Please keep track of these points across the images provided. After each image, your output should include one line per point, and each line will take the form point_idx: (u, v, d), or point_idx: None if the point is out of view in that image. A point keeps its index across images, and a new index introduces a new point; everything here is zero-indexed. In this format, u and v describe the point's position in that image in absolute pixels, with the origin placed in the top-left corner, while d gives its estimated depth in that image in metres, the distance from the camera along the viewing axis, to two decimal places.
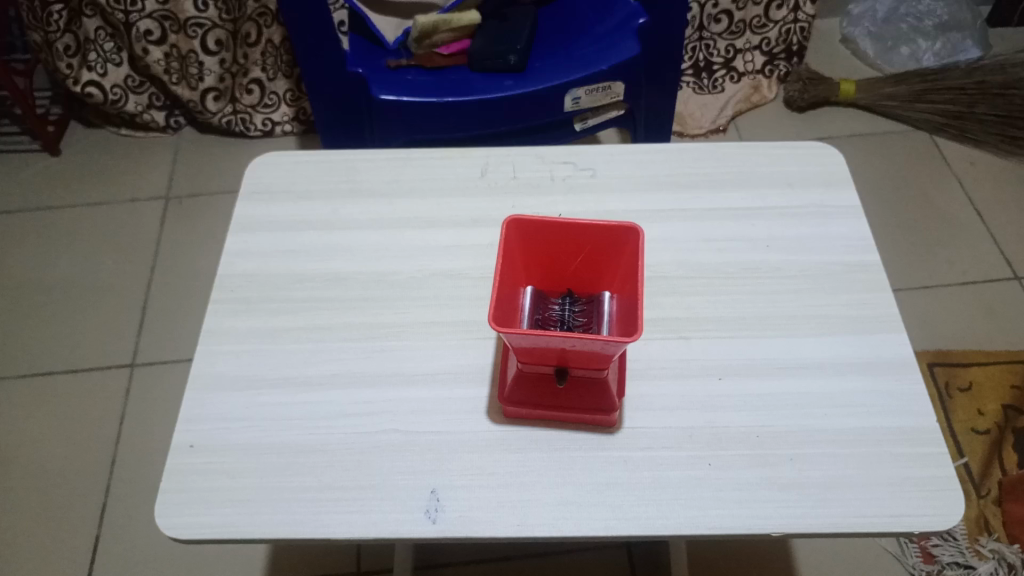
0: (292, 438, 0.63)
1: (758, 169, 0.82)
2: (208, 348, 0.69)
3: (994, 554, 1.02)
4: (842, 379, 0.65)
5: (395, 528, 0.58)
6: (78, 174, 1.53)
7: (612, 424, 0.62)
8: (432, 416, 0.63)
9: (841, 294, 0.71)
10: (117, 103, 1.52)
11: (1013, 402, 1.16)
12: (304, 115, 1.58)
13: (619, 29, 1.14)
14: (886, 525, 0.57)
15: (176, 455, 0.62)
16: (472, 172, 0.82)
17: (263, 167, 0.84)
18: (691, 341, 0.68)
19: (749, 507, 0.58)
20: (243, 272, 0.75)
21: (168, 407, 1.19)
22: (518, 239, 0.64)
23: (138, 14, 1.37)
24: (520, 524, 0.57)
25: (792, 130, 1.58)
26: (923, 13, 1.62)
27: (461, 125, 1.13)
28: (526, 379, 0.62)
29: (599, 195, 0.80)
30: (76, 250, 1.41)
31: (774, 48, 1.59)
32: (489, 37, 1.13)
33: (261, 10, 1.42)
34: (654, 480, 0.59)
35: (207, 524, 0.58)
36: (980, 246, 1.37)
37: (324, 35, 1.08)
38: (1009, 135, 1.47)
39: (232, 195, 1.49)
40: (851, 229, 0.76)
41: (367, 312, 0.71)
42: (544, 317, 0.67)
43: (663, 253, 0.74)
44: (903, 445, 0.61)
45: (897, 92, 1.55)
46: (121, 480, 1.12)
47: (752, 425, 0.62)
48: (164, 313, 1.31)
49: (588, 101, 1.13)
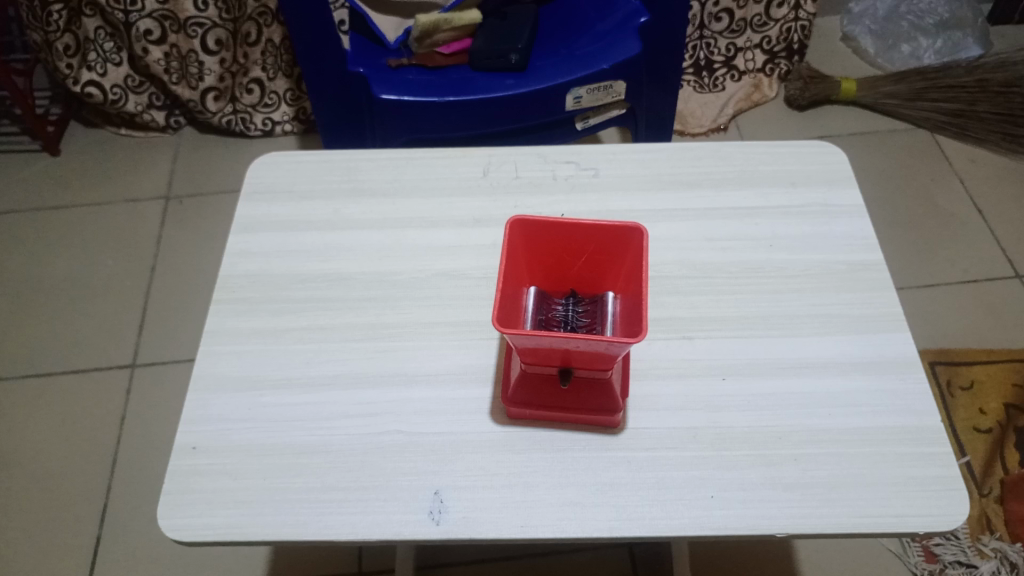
0: (295, 438, 0.63)
1: (761, 168, 0.82)
2: (210, 349, 0.69)
3: (996, 553, 1.02)
4: (846, 379, 0.65)
5: (398, 529, 0.57)
6: (78, 173, 1.53)
7: (616, 425, 0.62)
8: (435, 417, 0.63)
9: (845, 293, 0.71)
10: (116, 103, 1.52)
11: (1015, 400, 1.16)
12: (304, 115, 1.58)
13: (620, 27, 1.13)
14: (891, 526, 0.57)
15: (179, 457, 0.62)
16: (473, 172, 0.82)
17: (264, 167, 0.83)
18: (695, 341, 0.67)
19: (754, 507, 0.58)
20: (245, 272, 0.74)
21: (170, 408, 1.19)
22: (521, 238, 0.64)
23: (138, 14, 1.36)
24: (524, 525, 0.57)
25: (793, 129, 1.57)
26: (924, 11, 1.63)
27: (462, 125, 1.12)
28: (529, 380, 0.62)
29: (601, 194, 0.79)
30: (76, 250, 1.41)
31: (775, 46, 1.59)
32: (489, 35, 1.13)
33: (262, 9, 1.42)
34: (658, 481, 0.59)
35: (210, 526, 0.58)
36: (981, 244, 1.37)
37: (325, 34, 1.08)
38: (1010, 133, 1.47)
39: (234, 195, 1.49)
40: (853, 228, 0.76)
41: (371, 313, 0.71)
42: (547, 318, 0.67)
43: (666, 252, 0.74)
44: (906, 445, 0.61)
45: (898, 91, 1.54)
46: (123, 480, 1.12)
47: (755, 424, 0.62)
48: (165, 313, 1.31)
49: (589, 100, 1.13)
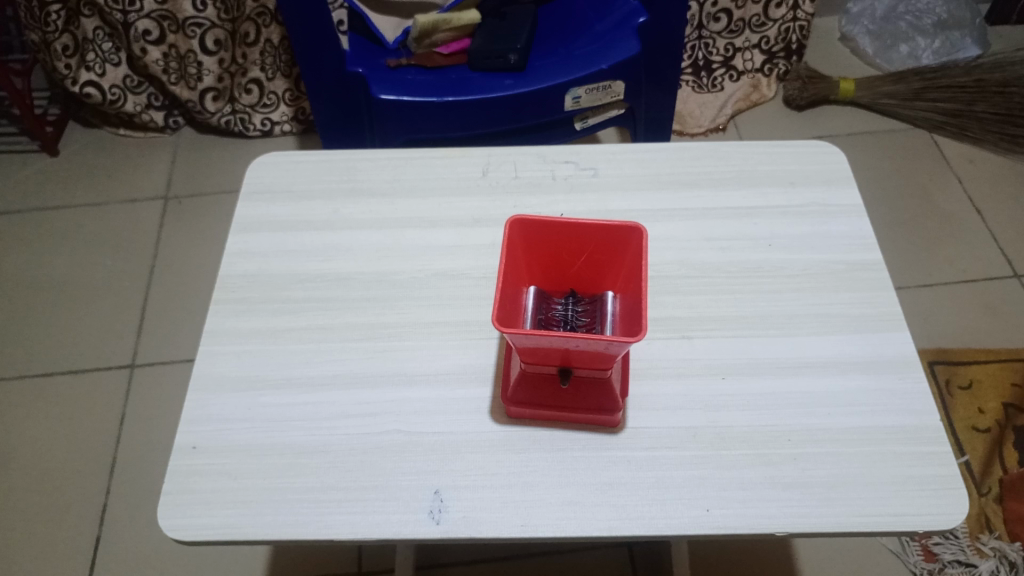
0: (295, 438, 0.63)
1: (759, 168, 0.82)
2: (209, 349, 0.69)
3: (995, 552, 1.02)
4: (845, 378, 0.65)
5: (398, 529, 0.57)
6: (78, 174, 1.53)
7: (615, 424, 0.62)
8: (435, 416, 0.63)
9: (844, 293, 0.71)
10: (115, 104, 1.52)
11: (1014, 400, 1.16)
12: (303, 115, 1.58)
13: (619, 27, 1.13)
14: (890, 525, 0.57)
15: (178, 457, 0.62)
16: (473, 172, 0.82)
17: (263, 167, 0.83)
18: (694, 341, 0.67)
19: (754, 506, 0.58)
20: (244, 272, 0.74)
21: (169, 408, 1.19)
22: (521, 238, 0.64)
23: (137, 14, 1.36)
24: (524, 524, 0.57)
25: (791, 129, 1.58)
26: (922, 11, 1.63)
27: (461, 125, 1.12)
28: (529, 380, 0.62)
29: (601, 194, 0.80)
30: (76, 249, 1.41)
31: (774, 46, 1.59)
32: (488, 35, 1.13)
33: (260, 10, 1.42)
34: (657, 480, 0.59)
35: (210, 526, 0.58)
36: (980, 244, 1.37)
37: (323, 34, 1.08)
38: (1009, 134, 1.47)
39: (233, 195, 1.49)
40: (852, 227, 0.76)
41: (370, 313, 0.71)
42: (547, 317, 0.67)
43: (665, 252, 0.74)
44: (905, 444, 0.61)
45: (897, 91, 1.55)
46: (122, 481, 1.12)
47: (754, 424, 0.62)
48: (164, 313, 1.31)
49: (588, 100, 1.13)
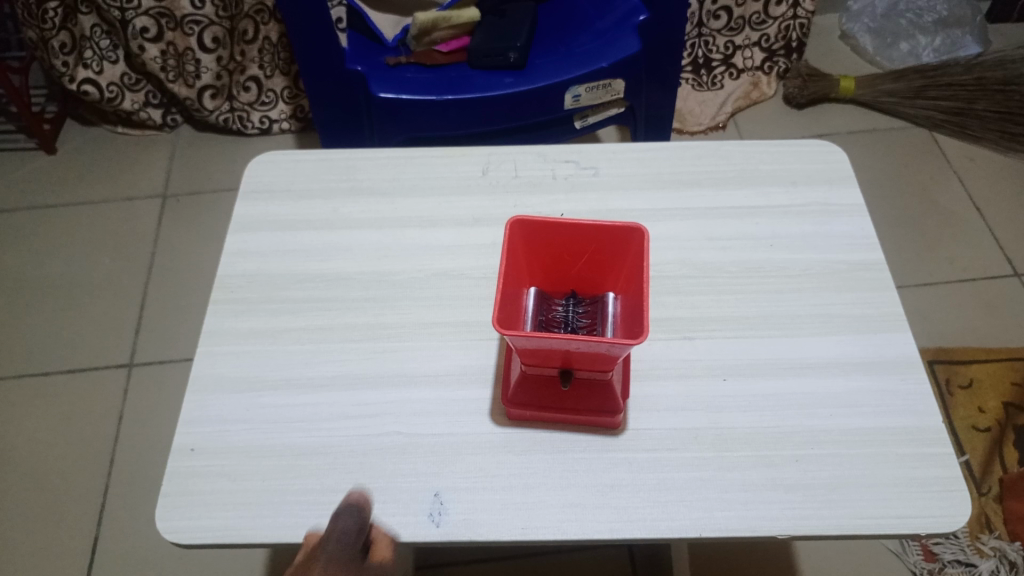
0: (294, 440, 0.62)
1: (760, 167, 0.81)
2: (208, 349, 0.68)
3: (995, 552, 1.02)
4: (847, 378, 0.64)
5: (398, 531, 0.57)
6: (77, 173, 1.52)
7: (616, 426, 0.62)
8: (435, 417, 0.63)
9: (847, 293, 0.70)
10: (113, 101, 1.51)
11: (1014, 399, 1.16)
12: (302, 113, 1.57)
13: (620, 24, 1.13)
14: (892, 527, 0.57)
15: (176, 459, 0.62)
16: (473, 171, 0.82)
17: (261, 166, 0.83)
18: (695, 341, 0.67)
19: (755, 508, 0.58)
20: (244, 271, 0.74)
21: (168, 408, 1.19)
22: (521, 239, 0.63)
23: (134, 12, 1.36)
24: (525, 527, 0.57)
25: (792, 126, 1.57)
26: (923, 9, 1.63)
27: (460, 123, 1.12)
28: (529, 381, 0.61)
29: (601, 193, 0.79)
30: (75, 248, 1.40)
31: (773, 44, 1.59)
32: (489, 33, 1.13)
33: (259, 7, 1.41)
34: (659, 482, 0.59)
35: (208, 528, 0.58)
36: (980, 242, 1.37)
37: (323, 32, 1.07)
38: (1009, 131, 1.47)
39: (232, 194, 1.49)
40: (855, 227, 0.76)
41: (370, 313, 0.70)
42: (547, 319, 0.67)
43: (667, 252, 0.74)
44: (906, 445, 0.61)
45: (897, 88, 1.55)
46: (122, 479, 1.12)
47: (756, 425, 0.62)
48: (163, 312, 1.31)
49: (589, 98, 1.13)
